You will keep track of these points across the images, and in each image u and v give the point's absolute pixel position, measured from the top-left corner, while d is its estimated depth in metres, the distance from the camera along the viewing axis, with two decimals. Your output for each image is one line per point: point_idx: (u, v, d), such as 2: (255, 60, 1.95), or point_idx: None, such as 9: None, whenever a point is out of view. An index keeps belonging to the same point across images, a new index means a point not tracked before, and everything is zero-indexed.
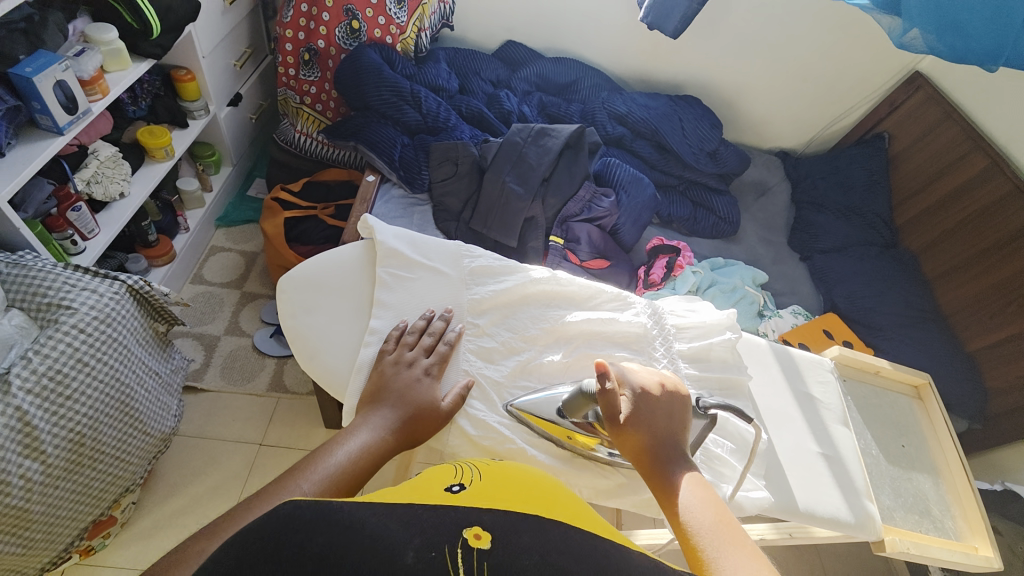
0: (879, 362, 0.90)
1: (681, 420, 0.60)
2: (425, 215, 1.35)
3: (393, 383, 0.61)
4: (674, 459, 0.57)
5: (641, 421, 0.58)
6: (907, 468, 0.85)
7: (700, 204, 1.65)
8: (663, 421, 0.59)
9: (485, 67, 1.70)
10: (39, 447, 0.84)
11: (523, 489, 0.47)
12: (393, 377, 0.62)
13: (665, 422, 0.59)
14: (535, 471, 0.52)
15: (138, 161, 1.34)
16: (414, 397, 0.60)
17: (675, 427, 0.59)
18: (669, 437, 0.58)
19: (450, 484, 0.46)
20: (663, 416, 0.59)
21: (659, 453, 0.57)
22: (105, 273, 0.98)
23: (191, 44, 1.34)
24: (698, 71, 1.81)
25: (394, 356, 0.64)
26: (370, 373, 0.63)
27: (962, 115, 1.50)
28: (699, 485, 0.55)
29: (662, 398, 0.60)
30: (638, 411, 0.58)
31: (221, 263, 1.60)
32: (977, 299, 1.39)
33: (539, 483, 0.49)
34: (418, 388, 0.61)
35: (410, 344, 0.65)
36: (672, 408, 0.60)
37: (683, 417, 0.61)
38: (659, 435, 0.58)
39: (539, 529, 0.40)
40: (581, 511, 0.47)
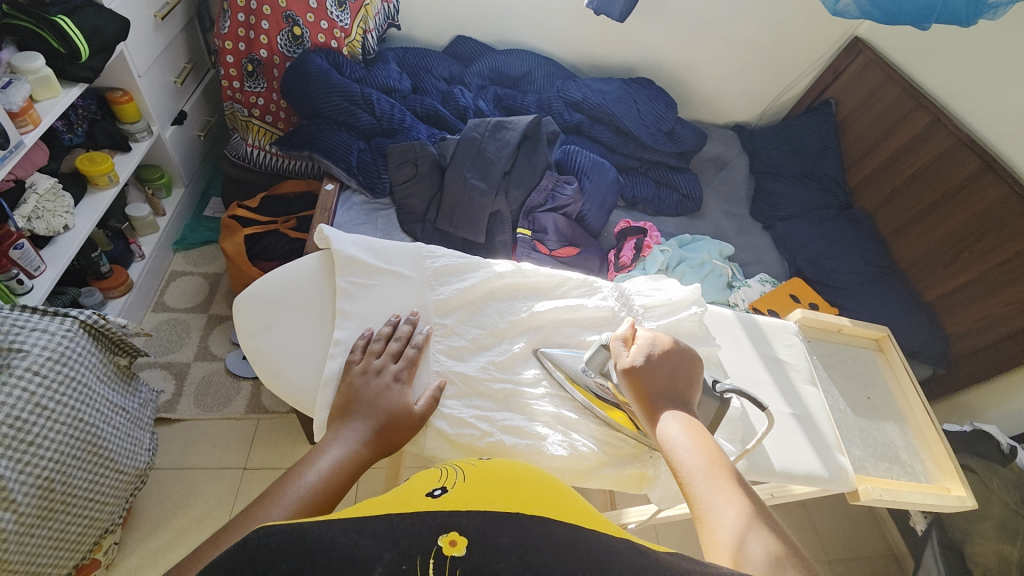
0: (840, 319, 0.94)
1: (688, 374, 0.61)
2: (390, 219, 1.33)
3: (362, 393, 0.60)
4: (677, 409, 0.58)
5: (649, 373, 0.60)
6: (875, 418, 0.88)
7: (663, 183, 1.68)
8: (666, 374, 0.60)
9: (437, 64, 1.68)
10: (8, 497, 0.79)
11: (506, 485, 0.47)
12: (363, 387, 0.60)
13: (668, 374, 0.60)
14: (518, 466, 0.52)
15: (80, 190, 1.27)
16: (386, 404, 0.59)
17: (679, 380, 0.60)
18: (673, 389, 0.60)
19: (432, 489, 0.45)
20: (668, 368, 0.61)
21: (662, 406, 0.58)
22: (55, 310, 0.93)
23: (125, 63, 1.28)
24: (648, 52, 1.83)
25: (361, 365, 0.62)
26: (340, 384, 0.62)
27: (902, 75, 1.56)
28: (699, 432, 0.56)
29: (668, 355, 0.61)
30: (646, 365, 0.60)
31: (183, 289, 1.54)
32: (929, 250, 1.45)
33: (525, 478, 0.49)
34: (389, 395, 0.60)
35: (377, 352, 0.64)
36: (680, 368, 0.61)
37: (691, 375, 0.62)
38: (663, 385, 0.60)
39: (521, 528, 0.40)
40: (566, 501, 0.47)
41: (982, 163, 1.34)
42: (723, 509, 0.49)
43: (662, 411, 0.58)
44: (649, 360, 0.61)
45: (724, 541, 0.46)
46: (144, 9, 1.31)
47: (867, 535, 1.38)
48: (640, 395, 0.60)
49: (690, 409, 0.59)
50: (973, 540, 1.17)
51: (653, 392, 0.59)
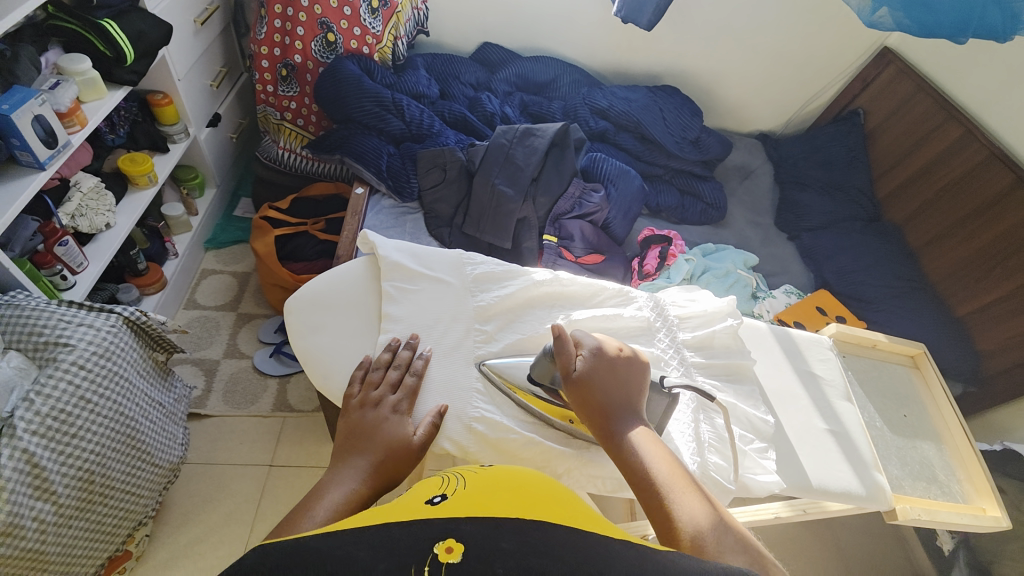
0: (876, 335, 0.92)
1: (634, 378, 0.61)
2: (417, 223, 1.35)
3: (360, 427, 0.58)
4: (625, 417, 0.58)
5: (595, 383, 0.58)
6: (911, 436, 0.87)
7: (687, 191, 1.68)
8: (614, 385, 0.59)
9: (464, 70, 1.70)
10: (49, 488, 0.82)
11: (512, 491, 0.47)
12: (365, 423, 0.59)
13: (615, 381, 0.59)
14: (527, 473, 0.51)
15: (121, 190, 1.31)
16: (385, 439, 0.57)
17: (626, 386, 0.60)
18: (620, 394, 0.59)
19: (432, 496, 0.46)
20: (614, 375, 0.60)
21: (610, 412, 0.58)
22: (100, 305, 0.95)
23: (167, 67, 1.32)
24: (674, 61, 1.84)
25: (360, 398, 0.61)
26: (341, 422, 0.60)
27: (934, 87, 1.54)
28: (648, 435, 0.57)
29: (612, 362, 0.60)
30: (593, 374, 0.59)
31: (213, 287, 1.58)
32: (960, 265, 1.43)
33: (531, 485, 0.49)
34: (386, 428, 0.58)
35: (376, 382, 0.62)
36: (625, 370, 0.60)
37: (636, 376, 0.61)
38: (615, 395, 0.59)
39: (563, 551, 0.40)
40: (578, 509, 0.47)
41: (1016, 178, 1.31)
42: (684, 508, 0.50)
43: (617, 422, 0.57)
44: (601, 366, 0.60)
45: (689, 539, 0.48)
46: (185, 15, 1.36)
47: (892, 553, 1.35)
48: (589, 407, 0.58)
49: (637, 412, 0.59)
50: (1003, 561, 1.14)
51: (603, 401, 0.58)
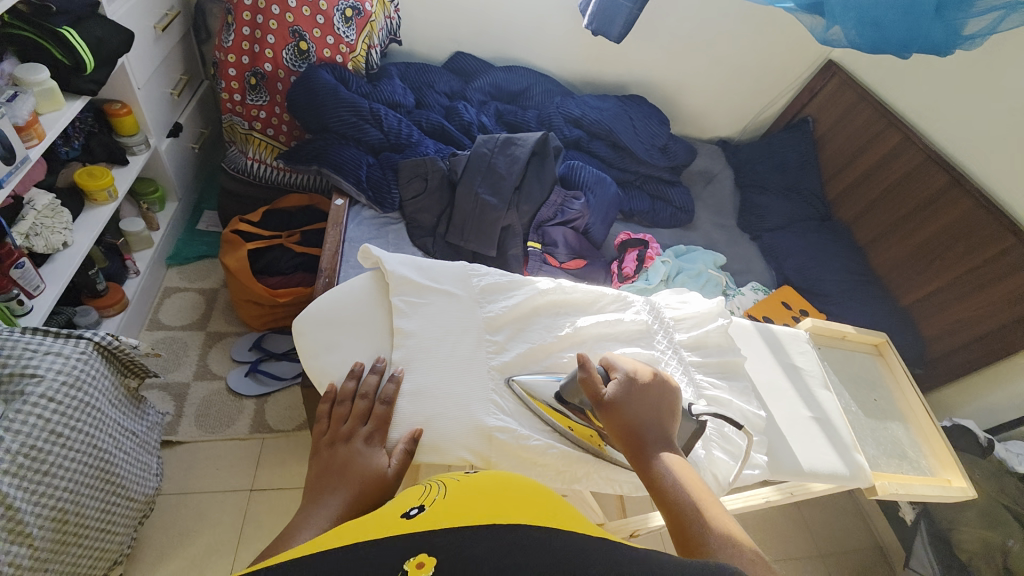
0: (845, 327, 1.01)
1: (669, 406, 0.61)
2: (400, 233, 1.34)
3: (331, 464, 0.58)
4: (659, 441, 0.58)
5: (629, 406, 0.59)
6: (882, 418, 0.95)
7: (657, 196, 1.75)
8: (647, 404, 0.60)
9: (438, 79, 1.70)
10: (24, 530, 0.75)
11: (490, 497, 0.47)
12: (336, 459, 0.58)
13: (649, 405, 0.60)
14: (507, 477, 0.52)
15: (78, 206, 1.22)
16: (356, 471, 0.57)
17: (661, 412, 0.60)
18: (654, 420, 0.59)
19: (409, 509, 0.46)
20: (649, 399, 0.60)
21: (643, 436, 0.58)
22: (67, 331, 0.89)
23: (126, 76, 1.26)
24: (640, 71, 1.91)
25: (330, 436, 0.61)
26: (312, 463, 0.59)
27: (873, 97, 1.68)
28: (681, 464, 0.56)
29: (647, 388, 0.61)
30: (627, 395, 0.60)
31: (179, 305, 1.50)
32: (903, 259, 1.56)
33: (509, 488, 0.49)
34: (357, 460, 0.58)
35: (344, 416, 0.62)
36: (660, 397, 0.61)
37: (672, 404, 0.62)
38: (648, 419, 0.59)
39: (605, 549, 0.41)
40: (552, 509, 0.47)
41: (949, 179, 1.45)
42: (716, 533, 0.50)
43: (649, 443, 0.57)
44: (633, 384, 0.61)
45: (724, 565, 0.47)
46: (145, 20, 1.29)
47: (855, 528, 1.46)
48: (619, 426, 0.59)
49: (672, 440, 0.59)
50: (960, 527, 1.20)
51: (634, 420, 0.59)
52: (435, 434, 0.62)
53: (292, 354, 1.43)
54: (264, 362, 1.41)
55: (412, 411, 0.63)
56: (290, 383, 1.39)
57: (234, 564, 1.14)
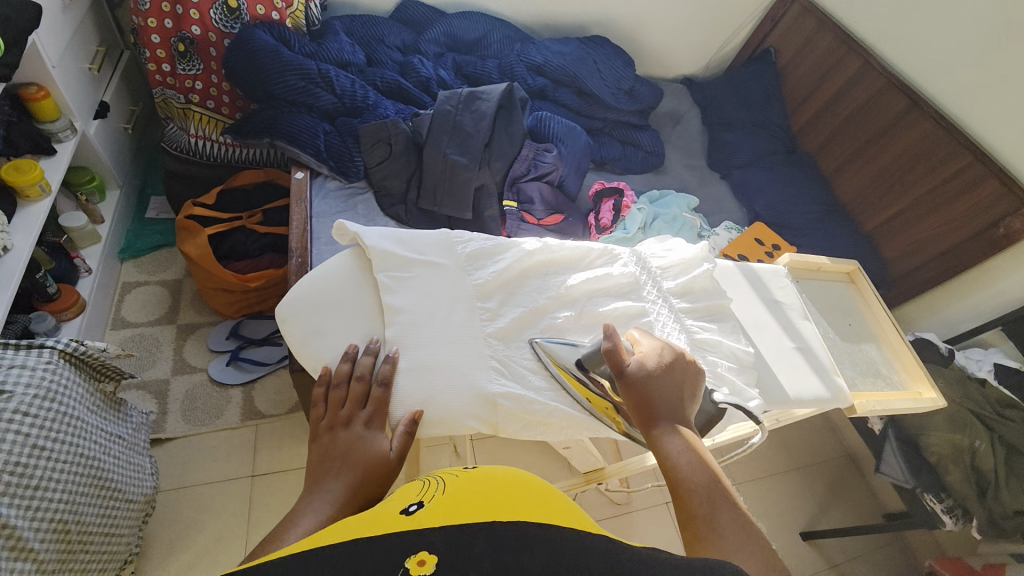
0: (820, 258, 1.04)
1: (688, 387, 0.61)
2: (370, 203, 1.28)
3: (331, 450, 0.58)
4: (675, 422, 0.58)
5: (649, 384, 0.59)
6: (857, 340, 1.01)
7: (627, 142, 1.71)
8: (667, 384, 0.60)
9: (388, 32, 1.58)
10: (27, 546, 0.74)
11: (486, 493, 0.49)
12: (337, 444, 0.58)
13: (668, 386, 0.60)
14: (502, 473, 0.54)
15: (11, 205, 1.11)
16: (358, 456, 0.57)
17: (680, 392, 0.60)
18: (671, 400, 0.59)
19: (409, 506, 0.48)
20: (669, 379, 0.60)
21: (660, 415, 0.58)
22: (27, 342, 0.83)
23: (38, 54, 1.11)
24: (600, 9, 1.82)
25: (328, 420, 0.60)
26: (312, 446, 0.59)
27: (834, 22, 1.66)
28: (696, 446, 0.56)
29: (667, 368, 0.61)
30: (647, 375, 0.59)
31: (142, 300, 1.42)
32: (865, 186, 1.60)
33: (505, 484, 0.52)
34: (359, 445, 0.58)
35: (341, 400, 0.61)
36: (679, 378, 0.61)
37: (693, 386, 0.61)
38: (665, 398, 0.59)
39: None
40: (545, 501, 0.50)
41: (908, 102, 1.47)
42: (722, 520, 0.50)
43: (665, 422, 0.57)
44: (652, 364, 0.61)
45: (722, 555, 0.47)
46: None
47: (827, 441, 1.58)
48: (636, 405, 0.59)
49: (688, 421, 0.59)
50: (928, 432, 1.25)
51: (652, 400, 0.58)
52: (441, 407, 0.62)
53: (273, 339, 1.39)
54: (244, 350, 1.37)
55: (414, 387, 0.62)
56: (274, 367, 1.36)
57: (247, 549, 1.15)
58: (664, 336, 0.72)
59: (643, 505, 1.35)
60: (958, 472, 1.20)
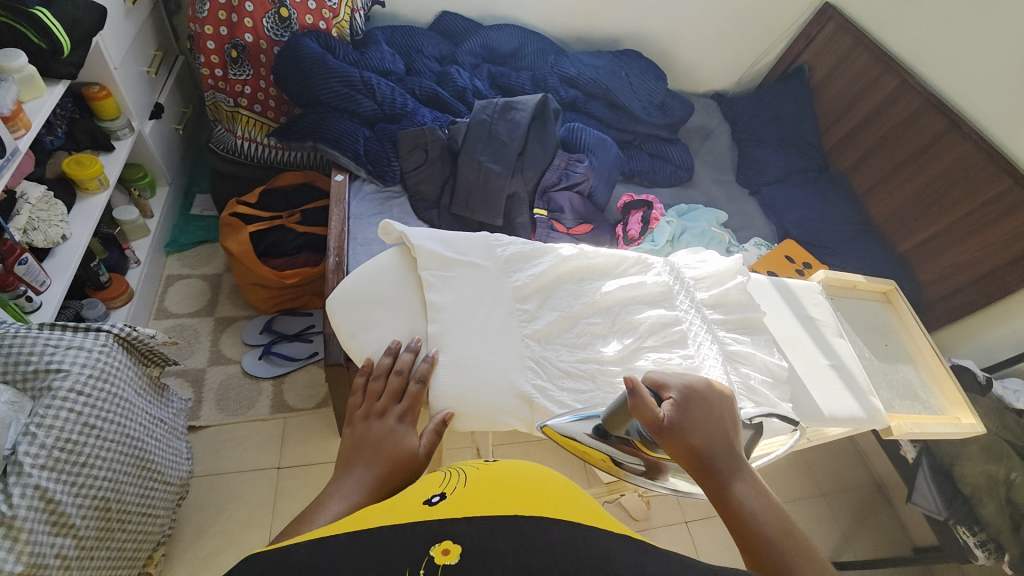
0: (856, 277, 1.03)
1: (732, 423, 0.58)
2: (404, 207, 1.32)
3: (365, 439, 0.59)
4: (729, 465, 0.55)
5: (693, 428, 0.56)
6: (893, 361, 0.99)
7: (656, 155, 1.72)
8: (711, 423, 0.57)
9: (426, 43, 1.63)
10: (68, 522, 0.77)
11: (508, 487, 0.49)
12: (369, 435, 0.60)
13: (714, 426, 0.57)
14: (522, 468, 0.54)
15: (71, 196, 1.18)
16: (389, 449, 0.58)
17: (725, 430, 0.57)
18: (720, 440, 0.56)
19: (430, 496, 0.47)
20: (712, 418, 0.58)
21: (711, 458, 0.55)
22: (86, 325, 0.88)
23: (102, 55, 1.19)
24: (634, 24, 1.85)
25: (363, 410, 0.63)
26: (346, 434, 0.61)
27: (871, 41, 1.65)
28: (755, 488, 0.54)
29: (710, 405, 0.58)
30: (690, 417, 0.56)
31: (183, 292, 1.48)
32: (900, 207, 1.57)
33: (529, 481, 0.51)
34: (391, 438, 0.59)
35: (377, 392, 0.64)
36: (724, 415, 0.58)
37: (733, 421, 0.59)
38: (714, 439, 0.56)
39: None
40: (568, 500, 0.48)
41: (948, 122, 1.44)
42: (803, 572, 0.46)
43: (716, 466, 0.55)
44: (696, 403, 0.58)
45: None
46: None
47: (854, 466, 1.54)
48: (686, 457, 0.55)
49: (743, 461, 0.56)
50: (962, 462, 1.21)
51: (701, 443, 0.56)
52: (477, 402, 0.64)
53: (304, 335, 1.43)
54: (277, 344, 1.42)
55: (452, 382, 0.64)
56: (305, 363, 1.40)
57: (271, 539, 1.18)
58: (697, 346, 0.73)
59: (661, 521, 1.33)
60: (993, 505, 1.15)
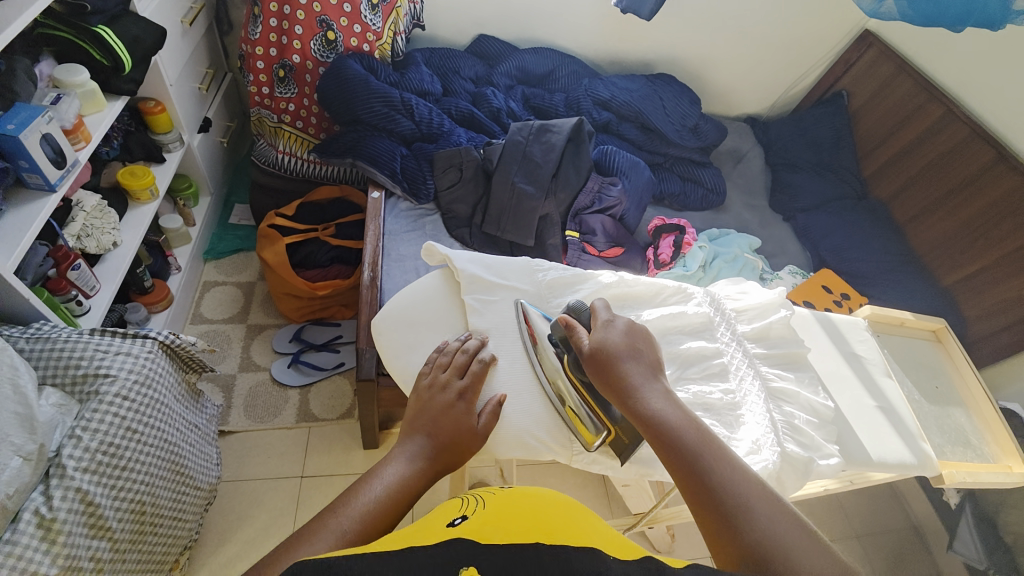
0: (904, 314, 1.00)
1: (643, 348, 0.63)
2: (437, 224, 1.34)
3: (428, 407, 0.61)
4: (646, 380, 0.59)
5: (602, 353, 0.62)
6: (944, 405, 0.95)
7: (688, 178, 1.71)
8: (626, 349, 0.62)
9: (463, 64, 1.67)
10: (104, 524, 0.79)
11: (527, 513, 0.48)
12: (431, 405, 0.61)
13: (624, 348, 0.62)
14: (542, 494, 0.53)
15: (123, 205, 1.24)
16: (450, 420, 0.60)
17: (638, 354, 0.62)
18: (630, 362, 0.61)
19: (453, 519, 0.47)
20: (626, 346, 0.62)
21: (620, 377, 0.60)
22: (133, 331, 0.91)
23: (160, 73, 1.25)
24: (667, 49, 1.86)
25: (428, 379, 0.63)
26: (410, 398, 0.63)
27: (914, 68, 1.61)
28: (667, 396, 0.58)
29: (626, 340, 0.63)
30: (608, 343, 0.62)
31: (219, 299, 1.53)
32: (944, 238, 1.52)
33: (550, 505, 0.50)
34: (452, 411, 0.61)
35: (444, 365, 0.65)
36: (640, 342, 0.63)
37: (648, 350, 0.63)
38: (620, 362, 0.61)
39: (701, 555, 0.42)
40: (587, 525, 0.48)
41: (995, 154, 1.40)
42: (719, 468, 0.51)
43: (628, 379, 0.59)
44: (616, 342, 0.63)
45: (746, 510, 0.47)
46: (172, 15, 1.28)
47: (889, 510, 1.46)
48: (602, 374, 0.61)
49: (656, 376, 0.61)
50: (1007, 509, 1.20)
51: (619, 374, 0.60)
52: (517, 427, 0.65)
53: (332, 345, 1.46)
54: (305, 354, 1.44)
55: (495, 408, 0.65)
56: (331, 373, 1.42)
57: None
58: (739, 380, 0.71)
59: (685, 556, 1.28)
60: None
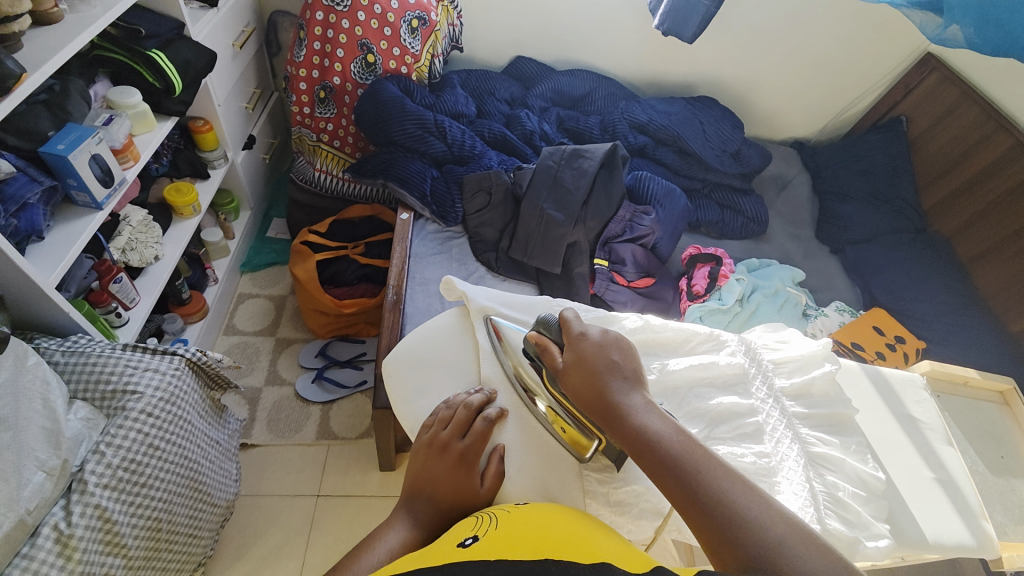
0: (968, 372, 0.91)
1: (622, 357, 0.60)
2: (463, 247, 1.32)
3: (430, 470, 0.60)
4: (625, 392, 0.57)
5: (579, 365, 0.59)
6: (1011, 478, 0.84)
7: (727, 205, 1.63)
8: (605, 360, 0.59)
9: (499, 86, 1.67)
10: (120, 541, 0.80)
11: (537, 527, 0.47)
12: (431, 467, 0.60)
13: (603, 360, 0.59)
14: (554, 511, 0.52)
15: (167, 220, 1.29)
16: (451, 485, 0.59)
17: (617, 363, 0.59)
18: (607, 372, 0.58)
19: (464, 539, 0.47)
20: (603, 356, 0.59)
21: (599, 391, 0.57)
22: (162, 348, 0.93)
23: (208, 94, 1.31)
24: (710, 71, 1.80)
25: (430, 436, 0.62)
26: (415, 455, 0.62)
27: (981, 95, 1.49)
28: (649, 405, 0.56)
29: (601, 350, 0.60)
30: (585, 354, 0.60)
31: (251, 311, 1.57)
32: (1013, 280, 1.37)
33: (563, 524, 0.49)
34: (453, 476, 0.59)
35: (446, 421, 0.62)
36: (617, 351, 0.60)
37: (627, 360, 0.60)
38: (597, 374, 0.58)
39: None
40: (600, 543, 0.45)
41: None
42: (711, 474, 0.49)
43: (608, 393, 0.57)
44: (593, 355, 0.60)
45: (743, 522, 0.46)
46: (224, 39, 1.34)
47: None
48: (580, 390, 0.58)
49: (637, 386, 0.58)
50: None
51: (599, 387, 0.57)
52: (527, 481, 0.61)
53: (355, 362, 1.46)
54: (329, 369, 1.45)
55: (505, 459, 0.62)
56: (353, 391, 1.42)
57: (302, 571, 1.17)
58: (775, 443, 0.65)
59: None
60: None
